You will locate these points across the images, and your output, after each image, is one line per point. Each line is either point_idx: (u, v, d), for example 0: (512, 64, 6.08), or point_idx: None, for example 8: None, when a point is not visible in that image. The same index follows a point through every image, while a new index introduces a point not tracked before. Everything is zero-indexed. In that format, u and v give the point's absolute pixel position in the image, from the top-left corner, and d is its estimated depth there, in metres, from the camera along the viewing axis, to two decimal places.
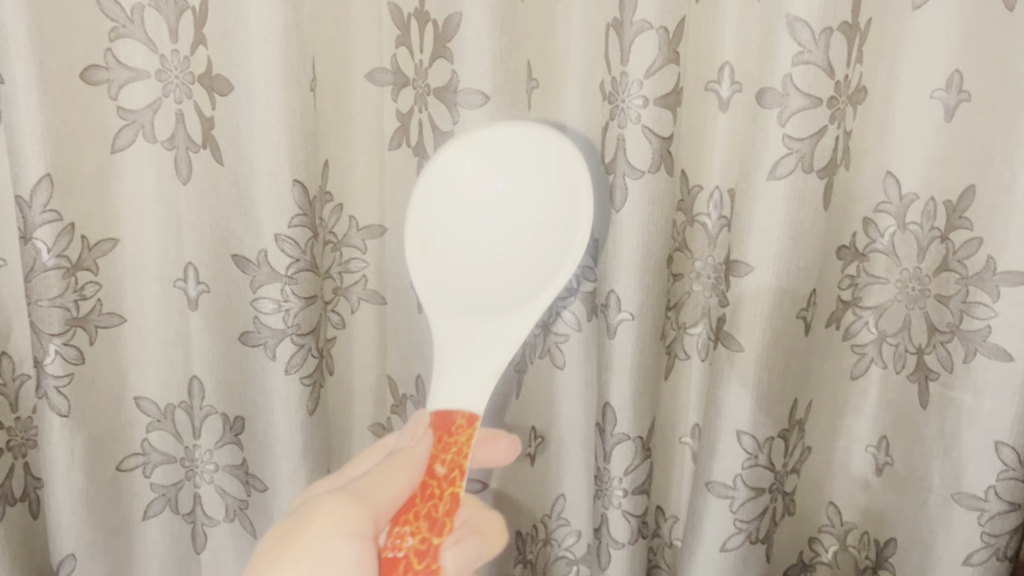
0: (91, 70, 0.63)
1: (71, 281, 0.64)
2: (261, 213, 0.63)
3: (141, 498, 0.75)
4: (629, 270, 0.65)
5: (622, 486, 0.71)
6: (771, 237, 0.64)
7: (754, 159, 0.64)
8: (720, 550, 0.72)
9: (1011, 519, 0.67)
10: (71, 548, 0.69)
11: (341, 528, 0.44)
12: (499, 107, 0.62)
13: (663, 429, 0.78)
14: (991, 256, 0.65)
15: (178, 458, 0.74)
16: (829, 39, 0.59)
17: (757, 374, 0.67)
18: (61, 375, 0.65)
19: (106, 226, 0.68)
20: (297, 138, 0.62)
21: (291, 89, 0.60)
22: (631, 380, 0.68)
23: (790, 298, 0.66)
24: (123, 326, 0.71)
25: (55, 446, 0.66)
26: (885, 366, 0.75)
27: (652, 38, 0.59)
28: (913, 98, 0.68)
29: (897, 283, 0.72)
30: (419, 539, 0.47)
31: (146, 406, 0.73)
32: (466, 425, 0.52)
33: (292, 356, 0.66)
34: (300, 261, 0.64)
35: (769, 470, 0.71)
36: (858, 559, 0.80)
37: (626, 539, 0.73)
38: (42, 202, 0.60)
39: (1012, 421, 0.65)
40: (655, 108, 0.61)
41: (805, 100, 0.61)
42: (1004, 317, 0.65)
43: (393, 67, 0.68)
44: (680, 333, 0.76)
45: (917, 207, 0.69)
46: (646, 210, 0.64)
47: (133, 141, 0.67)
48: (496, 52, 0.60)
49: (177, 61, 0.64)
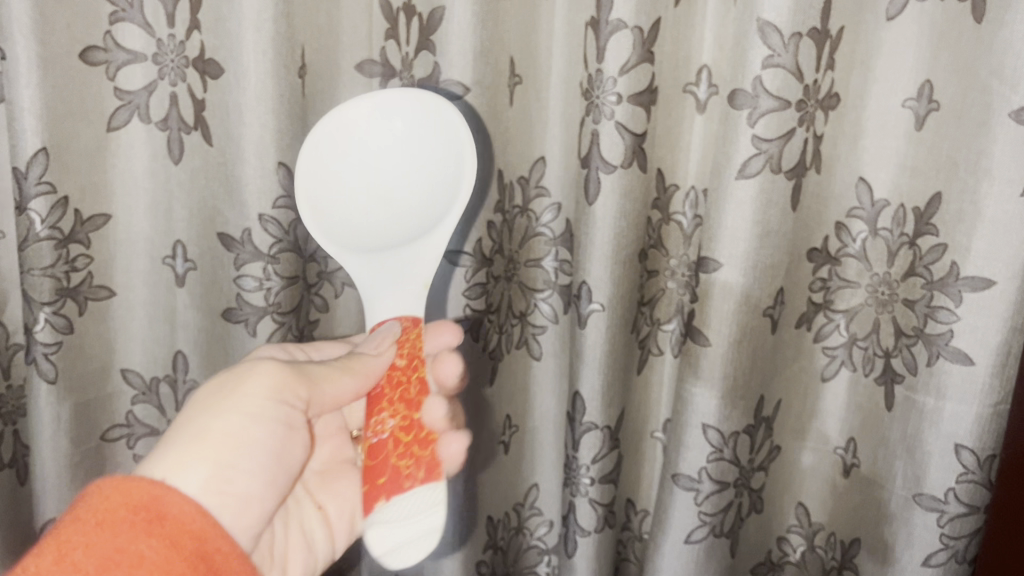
0: (90, 50, 0.66)
1: (63, 252, 0.67)
2: (248, 192, 0.65)
3: (123, 468, 0.77)
4: (601, 261, 0.68)
5: (589, 474, 0.74)
6: (740, 233, 0.66)
7: (723, 159, 0.65)
8: (685, 542, 0.74)
9: (969, 522, 0.68)
10: (54, 512, 0.73)
11: (262, 413, 0.50)
12: (478, 100, 0.66)
13: (637, 424, 0.80)
14: (955, 262, 0.65)
15: (161, 431, 0.77)
16: (798, 44, 0.61)
17: (724, 369, 0.69)
18: (50, 343, 0.67)
19: (99, 201, 0.70)
20: (283, 122, 0.64)
21: (279, 75, 0.63)
22: (601, 369, 0.70)
23: (757, 295, 0.67)
24: (112, 300, 0.73)
25: (42, 412, 0.69)
26: (853, 369, 0.76)
27: (627, 36, 0.62)
28: (885, 106, 0.69)
29: (867, 287, 0.73)
30: (397, 419, 0.54)
31: (132, 378, 0.76)
32: (412, 327, 0.57)
33: (271, 333, 0.69)
34: (283, 241, 0.67)
35: (735, 464, 0.72)
36: (824, 560, 0.82)
37: (592, 526, 0.76)
38: (37, 173, 0.63)
39: (972, 425, 0.66)
40: (628, 104, 0.63)
41: (774, 102, 0.62)
42: (965, 323, 0.65)
43: (382, 58, 0.70)
44: (655, 329, 0.78)
45: (888, 213, 0.71)
46: (619, 204, 0.66)
47: (129, 120, 0.70)
48: (477, 47, 0.63)
49: (173, 45, 0.67)
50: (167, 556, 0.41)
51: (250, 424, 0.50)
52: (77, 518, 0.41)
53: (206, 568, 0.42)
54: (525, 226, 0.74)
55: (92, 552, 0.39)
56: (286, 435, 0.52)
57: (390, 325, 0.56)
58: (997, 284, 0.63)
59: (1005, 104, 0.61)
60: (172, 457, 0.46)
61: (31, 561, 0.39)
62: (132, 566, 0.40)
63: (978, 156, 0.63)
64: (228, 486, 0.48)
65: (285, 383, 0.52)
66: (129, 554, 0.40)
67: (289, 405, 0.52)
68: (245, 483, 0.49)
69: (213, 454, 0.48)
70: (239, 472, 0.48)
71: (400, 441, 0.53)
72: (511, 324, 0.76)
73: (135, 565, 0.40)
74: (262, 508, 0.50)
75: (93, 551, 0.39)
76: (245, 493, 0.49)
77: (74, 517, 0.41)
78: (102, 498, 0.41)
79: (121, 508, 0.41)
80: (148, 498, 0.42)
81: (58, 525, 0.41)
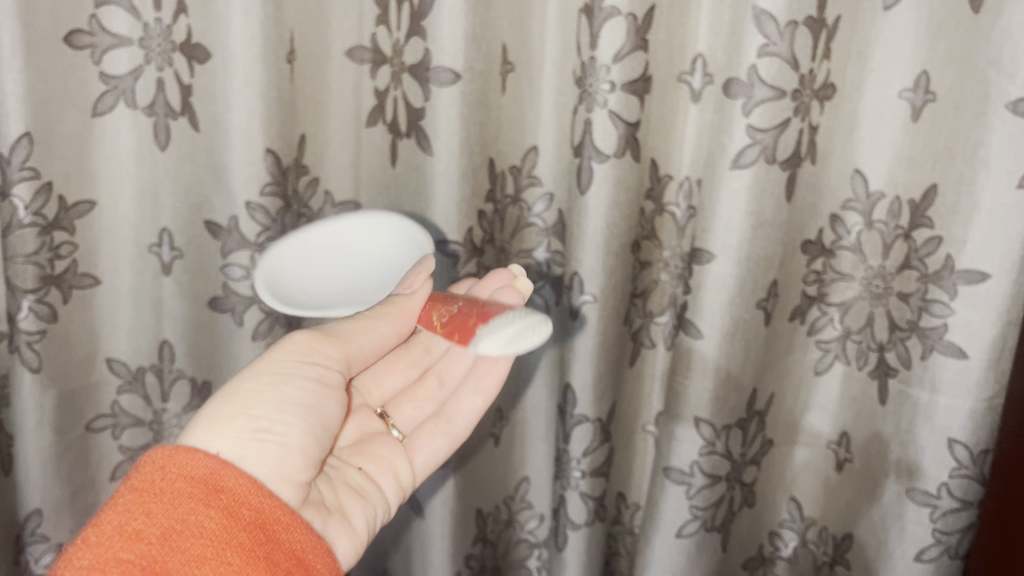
0: (75, 34, 0.64)
1: (47, 239, 0.67)
2: (235, 178, 0.65)
3: (109, 459, 0.76)
4: (593, 252, 0.67)
5: (580, 467, 0.74)
6: (733, 225, 0.65)
7: (718, 149, 0.65)
8: (677, 536, 0.73)
9: (961, 517, 0.68)
10: (37, 503, 0.72)
11: (294, 370, 0.51)
12: (471, 87, 0.64)
13: (628, 417, 0.80)
14: (950, 255, 0.65)
15: (147, 421, 0.76)
16: (794, 33, 0.60)
17: (716, 361, 0.69)
18: (33, 333, 0.67)
19: (85, 186, 0.69)
20: (271, 109, 0.63)
21: (266, 60, 0.62)
22: (593, 362, 0.70)
23: (751, 286, 0.67)
24: (97, 288, 0.72)
25: (24, 402, 0.69)
26: (848, 362, 0.75)
27: (621, 24, 0.61)
28: (880, 97, 0.68)
29: (862, 281, 0.72)
30: (461, 302, 0.55)
31: (117, 367, 0.75)
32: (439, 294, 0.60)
33: (260, 322, 0.69)
34: (270, 230, 0.67)
35: (727, 458, 0.72)
36: (816, 555, 0.81)
37: (583, 520, 0.75)
38: (20, 160, 0.63)
39: (966, 420, 0.66)
40: (622, 93, 0.63)
41: (770, 91, 0.61)
42: (960, 316, 0.65)
43: (372, 45, 0.69)
44: (647, 322, 0.77)
45: (883, 206, 0.70)
46: (612, 193, 0.65)
47: (115, 105, 0.68)
48: (469, 33, 0.63)
49: (160, 29, 0.66)
50: (227, 525, 0.42)
51: (281, 380, 0.50)
52: (135, 488, 0.42)
53: (264, 537, 0.43)
54: (517, 216, 0.73)
55: (151, 522, 0.41)
56: (320, 391, 0.52)
57: (425, 259, 0.57)
58: (993, 277, 0.63)
59: (1002, 95, 0.60)
60: (205, 423, 0.47)
61: (91, 530, 0.40)
62: (194, 535, 0.41)
63: (975, 147, 0.62)
64: (263, 436, 0.48)
65: (314, 345, 0.53)
66: (189, 524, 0.41)
67: (321, 364, 0.53)
68: (285, 433, 0.48)
69: (247, 412, 0.48)
70: (275, 424, 0.48)
71: (471, 307, 0.54)
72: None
73: (196, 534, 0.41)
74: (305, 458, 0.49)
75: (153, 521, 0.41)
76: (283, 440, 0.48)
77: (133, 488, 0.42)
78: (161, 470, 0.43)
79: (178, 480, 0.43)
80: (204, 471, 0.43)
81: (115, 495, 0.42)
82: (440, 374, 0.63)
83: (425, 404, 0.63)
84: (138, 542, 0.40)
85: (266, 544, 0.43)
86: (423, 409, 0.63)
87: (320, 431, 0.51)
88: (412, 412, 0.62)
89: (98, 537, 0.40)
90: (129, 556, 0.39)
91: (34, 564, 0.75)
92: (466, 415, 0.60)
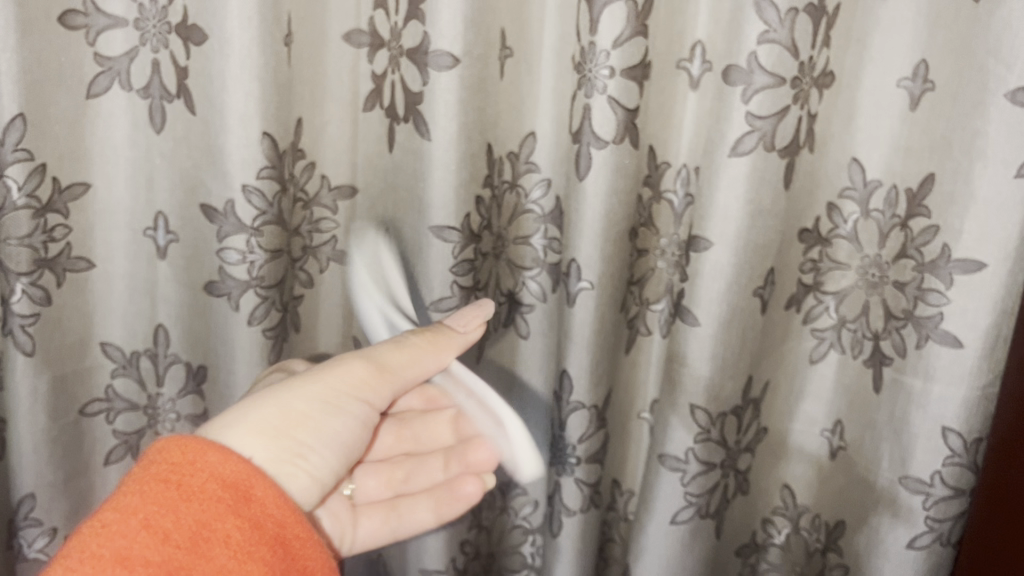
0: (69, 15, 0.64)
1: (41, 222, 0.66)
2: (232, 163, 0.64)
3: (103, 443, 0.77)
4: (591, 239, 0.67)
5: (576, 454, 0.74)
6: (731, 213, 0.65)
7: (717, 137, 0.64)
8: (671, 523, 0.74)
9: (954, 504, 0.68)
10: (31, 487, 0.72)
11: (342, 404, 0.53)
12: (469, 71, 0.64)
13: (623, 405, 0.80)
14: (946, 244, 0.65)
15: (142, 406, 0.77)
16: (794, 20, 0.60)
17: (712, 349, 0.68)
18: (27, 315, 0.67)
19: (77, 169, 0.69)
20: (268, 91, 0.63)
21: (263, 42, 0.61)
22: (589, 349, 0.70)
23: (748, 274, 0.67)
24: (91, 271, 0.72)
25: (18, 385, 0.68)
26: (843, 352, 0.75)
27: (621, 9, 0.60)
28: (879, 86, 0.68)
29: (858, 269, 0.72)
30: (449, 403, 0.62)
31: (112, 351, 0.75)
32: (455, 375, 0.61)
33: (255, 307, 0.69)
34: (267, 214, 0.66)
35: (721, 445, 0.72)
36: (808, 542, 0.82)
37: (577, 506, 0.76)
38: (13, 141, 0.62)
39: (960, 409, 0.66)
40: (621, 79, 0.62)
41: (769, 78, 0.61)
42: (955, 305, 0.65)
43: (370, 28, 0.69)
44: (643, 309, 0.78)
45: (880, 194, 0.70)
46: (610, 179, 0.65)
47: (110, 87, 0.68)
48: (467, 17, 0.62)
49: (155, 10, 0.65)
50: (250, 538, 0.42)
51: (328, 413, 0.53)
52: (167, 481, 0.42)
53: (284, 554, 0.43)
54: (515, 203, 0.73)
55: (180, 524, 0.40)
56: (356, 431, 0.54)
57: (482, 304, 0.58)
58: (989, 267, 0.63)
59: (1002, 85, 0.59)
60: (254, 428, 0.49)
61: (115, 518, 0.39)
62: (220, 544, 0.41)
63: (973, 136, 0.62)
64: (298, 463, 0.50)
65: (369, 379, 0.54)
66: (216, 530, 0.41)
67: (365, 402, 0.54)
68: (314, 467, 0.51)
69: (293, 434, 0.50)
70: (313, 456, 0.51)
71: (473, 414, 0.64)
72: (502, 325, 0.77)
73: (223, 544, 0.41)
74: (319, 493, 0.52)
75: (181, 522, 0.40)
76: (312, 472, 0.51)
77: (166, 480, 0.42)
78: (194, 466, 0.43)
79: (208, 481, 0.42)
80: (234, 475, 0.43)
81: (142, 483, 0.42)
82: (410, 464, 0.68)
83: (385, 489, 0.66)
84: (166, 544, 0.40)
85: (283, 562, 0.43)
86: (380, 490, 0.66)
87: (337, 470, 0.53)
88: (371, 487, 0.65)
89: (125, 529, 0.39)
90: (156, 560, 0.39)
91: (27, 548, 0.74)
92: (411, 520, 0.65)
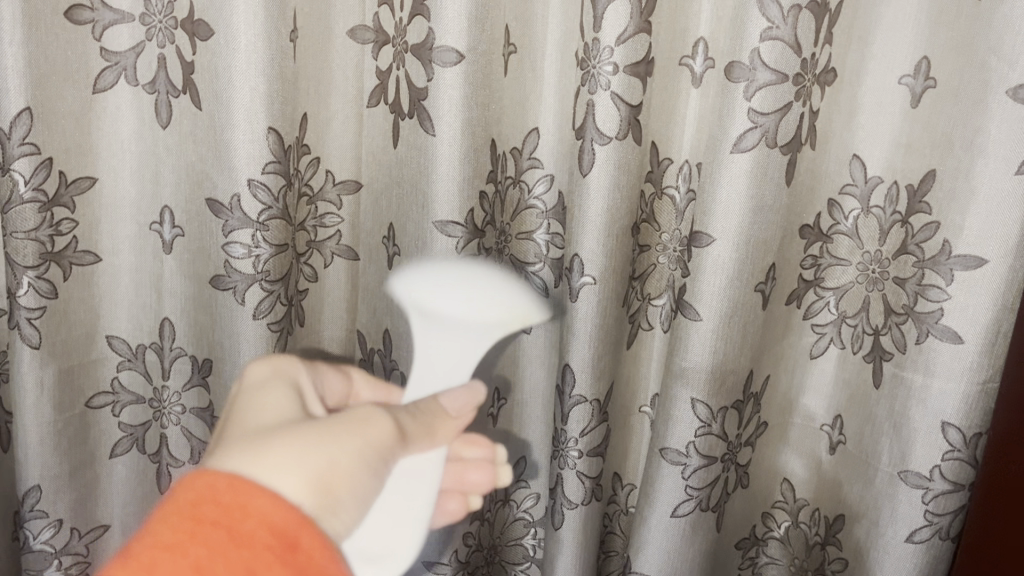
0: (75, 9, 0.64)
1: (47, 216, 0.67)
2: (238, 157, 0.65)
3: (109, 436, 0.78)
4: (594, 234, 0.67)
5: (577, 447, 0.75)
6: (733, 208, 0.65)
7: (719, 133, 0.65)
8: (672, 516, 0.74)
9: (953, 498, 0.68)
10: (37, 478, 0.72)
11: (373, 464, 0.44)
12: (474, 67, 0.64)
13: (625, 400, 0.81)
14: (947, 241, 0.65)
15: (146, 400, 0.78)
16: (797, 17, 0.60)
17: (713, 343, 0.69)
18: (34, 308, 0.67)
19: (83, 163, 0.69)
20: (274, 86, 0.63)
21: (270, 37, 0.62)
22: (592, 344, 0.71)
23: (749, 269, 0.67)
24: (97, 265, 0.73)
25: (24, 378, 0.69)
26: (843, 347, 0.76)
27: (624, 5, 0.61)
28: (881, 83, 0.68)
29: (858, 266, 0.73)
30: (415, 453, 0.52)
31: (117, 345, 0.76)
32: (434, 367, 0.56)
33: (261, 301, 0.69)
34: (273, 208, 0.67)
35: (722, 439, 0.73)
36: (808, 535, 0.82)
37: (580, 499, 0.76)
38: (21, 135, 0.62)
39: (960, 404, 0.66)
40: (625, 75, 0.63)
41: (772, 75, 0.62)
42: (956, 301, 0.65)
43: (374, 25, 0.70)
44: (645, 304, 0.78)
45: (881, 191, 0.70)
46: (612, 175, 0.66)
47: (116, 82, 0.69)
48: (472, 14, 0.63)
49: (161, 6, 0.66)
50: None
51: (365, 467, 0.43)
52: (215, 522, 0.36)
53: None
54: (517, 197, 0.74)
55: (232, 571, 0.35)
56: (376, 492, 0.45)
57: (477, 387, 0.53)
58: (989, 263, 0.63)
59: (1003, 82, 0.60)
60: (299, 474, 0.39)
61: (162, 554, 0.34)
62: None
63: (974, 133, 0.62)
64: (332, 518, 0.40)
65: (395, 442, 0.45)
66: None
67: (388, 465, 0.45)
68: (332, 532, 0.41)
69: (333, 489, 0.40)
70: (345, 514, 0.41)
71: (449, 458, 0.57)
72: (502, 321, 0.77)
73: None
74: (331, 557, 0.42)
75: (231, 569, 0.35)
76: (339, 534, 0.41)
77: (215, 524, 0.35)
78: (243, 511, 0.36)
79: (260, 526, 0.36)
80: (288, 521, 0.37)
81: (189, 519, 0.36)
82: None
83: None
84: None
85: None
86: None
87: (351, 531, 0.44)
88: None
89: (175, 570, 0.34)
90: None
91: (32, 540, 0.73)
92: None
